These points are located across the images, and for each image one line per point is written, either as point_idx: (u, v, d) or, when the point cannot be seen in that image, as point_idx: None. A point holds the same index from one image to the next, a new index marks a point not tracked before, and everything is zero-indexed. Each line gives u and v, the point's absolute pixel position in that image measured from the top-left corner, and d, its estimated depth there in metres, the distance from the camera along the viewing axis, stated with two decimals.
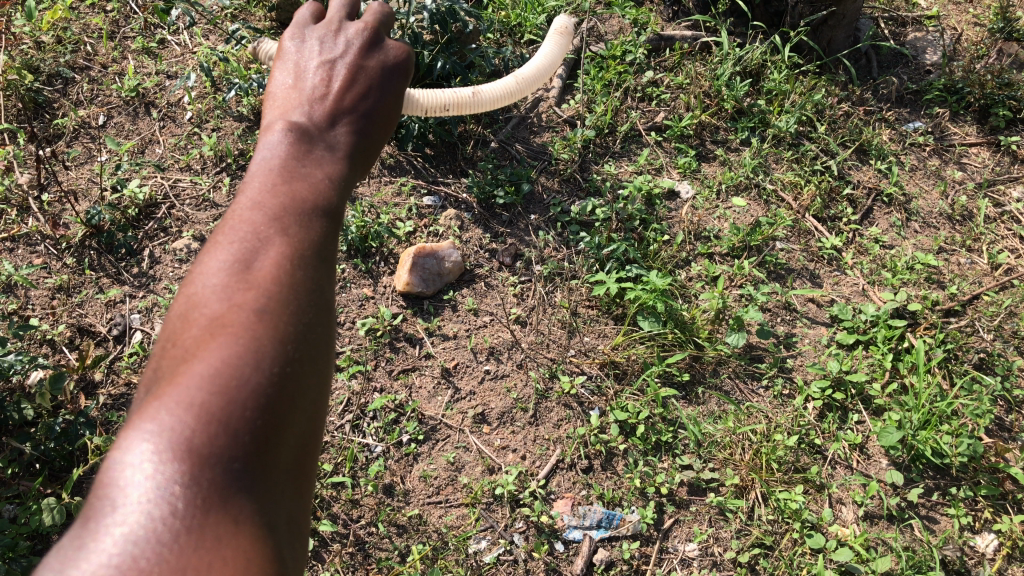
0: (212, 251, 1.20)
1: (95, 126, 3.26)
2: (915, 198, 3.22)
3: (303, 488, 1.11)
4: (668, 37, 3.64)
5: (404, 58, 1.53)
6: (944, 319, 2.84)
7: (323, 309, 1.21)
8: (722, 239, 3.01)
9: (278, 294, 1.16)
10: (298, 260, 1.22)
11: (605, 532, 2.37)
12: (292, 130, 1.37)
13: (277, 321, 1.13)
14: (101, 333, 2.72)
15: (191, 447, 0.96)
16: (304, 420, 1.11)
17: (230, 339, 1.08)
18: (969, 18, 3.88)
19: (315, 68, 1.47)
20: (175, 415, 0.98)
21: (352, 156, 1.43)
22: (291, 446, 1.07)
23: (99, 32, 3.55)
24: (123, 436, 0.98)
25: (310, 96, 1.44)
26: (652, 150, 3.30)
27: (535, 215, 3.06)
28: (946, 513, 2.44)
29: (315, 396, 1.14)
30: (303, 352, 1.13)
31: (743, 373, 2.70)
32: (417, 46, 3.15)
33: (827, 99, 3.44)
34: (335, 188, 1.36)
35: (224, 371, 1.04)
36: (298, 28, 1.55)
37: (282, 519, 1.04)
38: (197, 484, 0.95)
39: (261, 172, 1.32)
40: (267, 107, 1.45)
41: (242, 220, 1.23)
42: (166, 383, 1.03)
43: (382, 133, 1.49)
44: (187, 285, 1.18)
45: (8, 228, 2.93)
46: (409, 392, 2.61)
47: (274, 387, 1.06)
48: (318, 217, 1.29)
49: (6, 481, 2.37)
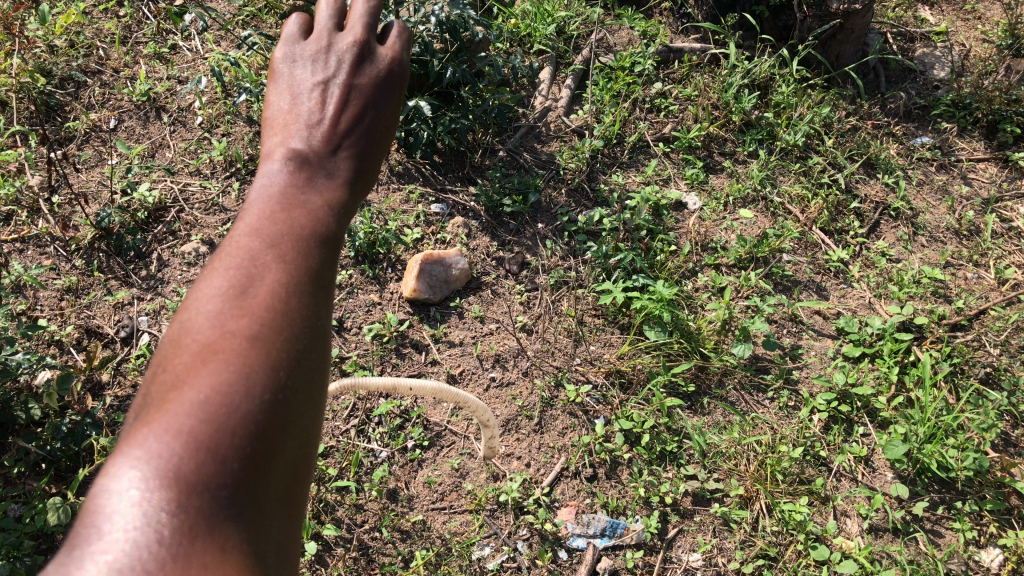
0: (207, 276, 1.09)
1: (107, 129, 3.28)
2: (922, 212, 3.22)
3: (298, 524, 1.00)
4: (677, 49, 3.66)
5: (395, 69, 1.33)
6: (951, 333, 2.83)
7: (321, 337, 1.09)
8: (729, 250, 3.02)
9: (272, 320, 1.04)
10: (296, 286, 1.09)
11: (608, 541, 2.37)
12: (292, 158, 1.21)
13: (272, 347, 1.02)
14: (109, 334, 2.74)
15: (177, 473, 0.87)
16: (300, 448, 1.01)
17: (221, 365, 0.97)
18: (978, 34, 3.90)
19: (309, 90, 1.29)
20: (164, 441, 0.89)
21: (355, 182, 1.27)
22: (283, 478, 0.97)
23: (111, 37, 3.59)
24: (108, 462, 0.89)
25: (308, 121, 1.26)
26: (660, 161, 3.31)
27: (543, 224, 3.07)
28: (951, 528, 2.43)
29: (309, 428, 1.02)
30: (298, 380, 1.02)
31: (749, 385, 2.70)
32: (426, 55, 3.09)
33: (835, 113, 3.46)
34: (336, 215, 1.22)
35: (215, 398, 0.94)
36: (286, 46, 1.34)
37: (276, 554, 0.93)
38: (184, 512, 0.85)
39: (259, 201, 1.19)
40: (263, 134, 1.29)
41: (238, 246, 1.11)
42: (154, 409, 0.94)
43: (382, 154, 1.32)
44: (176, 310, 1.07)
45: (19, 229, 2.95)
46: (414, 398, 2.61)
47: (267, 414, 0.96)
48: (318, 245, 1.15)
49: (12, 481, 2.39)
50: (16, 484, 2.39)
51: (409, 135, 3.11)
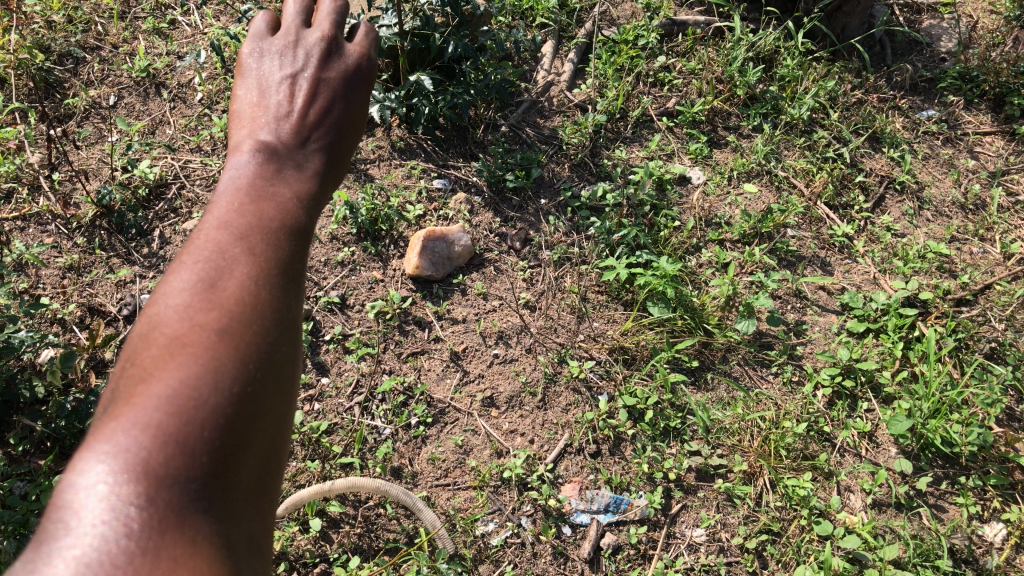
0: (174, 270, 1.06)
1: (106, 106, 3.25)
2: (928, 186, 3.19)
3: (264, 521, 0.99)
4: (681, 22, 3.61)
5: (363, 65, 1.36)
6: (956, 308, 2.82)
7: (290, 329, 1.08)
8: (733, 225, 3.00)
9: (241, 313, 1.02)
10: (265, 278, 1.08)
11: (613, 517, 2.37)
12: (259, 150, 1.22)
13: (240, 339, 1.00)
14: (111, 313, 2.72)
15: (146, 467, 0.86)
16: (267, 443, 0.99)
17: (189, 358, 0.95)
18: (986, 5, 3.84)
19: (278, 83, 1.29)
20: (132, 435, 0.87)
21: (324, 175, 1.27)
22: (250, 473, 0.96)
23: (109, 12, 3.55)
24: (75, 458, 0.87)
25: (275, 113, 1.27)
26: (664, 136, 3.27)
27: (546, 199, 3.05)
28: (955, 503, 2.44)
29: (277, 421, 1.01)
30: (267, 372, 1.01)
31: (753, 360, 2.70)
32: (427, 29, 3.01)
33: (841, 86, 3.42)
34: (305, 209, 1.20)
35: (183, 391, 0.92)
36: (255, 42, 1.35)
37: (243, 550, 0.92)
38: (152, 506, 0.84)
39: (227, 194, 1.17)
40: (231, 129, 1.28)
41: (206, 240, 1.09)
42: (121, 402, 0.91)
43: (350, 146, 1.33)
44: (145, 303, 1.04)
45: (19, 207, 2.93)
46: (418, 374, 2.61)
47: (235, 407, 0.95)
48: (286, 238, 1.14)
49: (18, 459, 2.40)
50: (22, 462, 2.40)
51: (411, 111, 3.08)
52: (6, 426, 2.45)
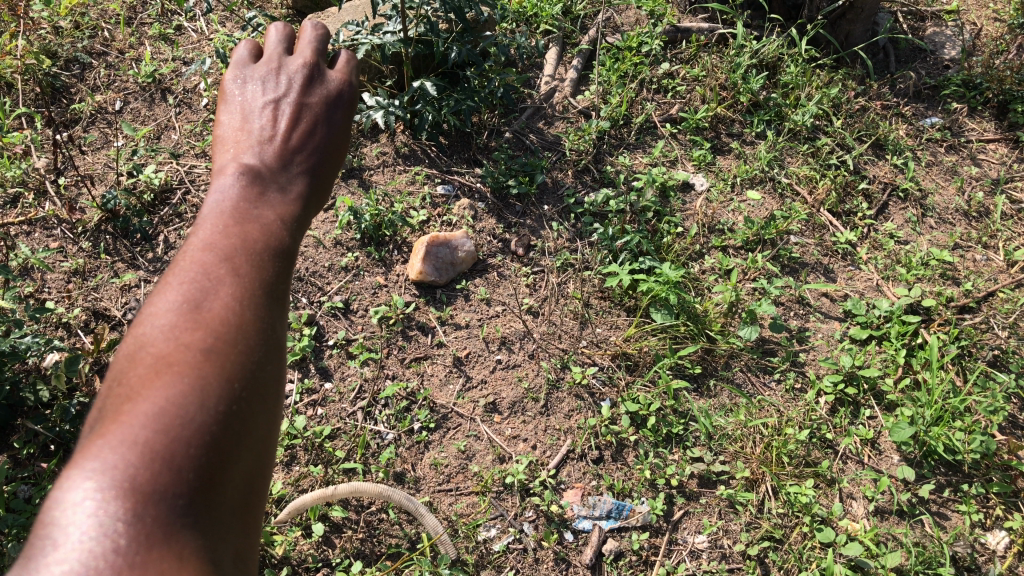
0: (160, 292, 1.07)
1: (112, 111, 3.27)
2: (932, 193, 3.19)
3: (248, 541, 0.99)
4: (685, 29, 3.62)
5: (346, 90, 1.38)
6: (959, 315, 2.82)
7: (274, 350, 1.08)
8: (736, 232, 3.00)
9: (227, 332, 1.03)
10: (250, 298, 1.09)
11: (615, 523, 2.37)
12: (244, 172, 1.23)
13: (225, 359, 1.01)
14: (115, 317, 2.73)
15: (132, 483, 0.86)
16: (252, 464, 1.00)
17: (174, 377, 0.96)
18: (989, 13, 3.86)
19: (262, 107, 1.31)
20: (119, 453, 0.88)
21: (308, 198, 1.28)
22: (235, 492, 0.96)
23: (116, 18, 3.58)
24: (61, 477, 0.87)
25: (259, 137, 1.29)
26: (667, 142, 3.28)
27: (549, 206, 3.06)
28: (957, 510, 2.43)
29: (261, 440, 1.02)
30: (252, 391, 1.02)
31: (754, 366, 2.70)
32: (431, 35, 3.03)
33: (845, 93, 3.42)
34: (289, 229, 1.22)
35: (169, 409, 0.93)
36: (237, 68, 1.37)
37: (229, 567, 0.92)
38: (139, 521, 0.84)
39: (212, 215, 1.18)
40: (215, 152, 1.29)
41: (191, 260, 1.10)
42: (107, 421, 0.92)
43: (333, 168, 1.34)
44: (129, 326, 1.05)
45: (26, 212, 2.95)
46: (420, 380, 2.62)
47: (221, 425, 0.95)
48: (271, 258, 1.15)
49: (22, 462, 2.41)
50: (26, 465, 2.41)
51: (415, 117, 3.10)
52: (10, 429, 2.46)
